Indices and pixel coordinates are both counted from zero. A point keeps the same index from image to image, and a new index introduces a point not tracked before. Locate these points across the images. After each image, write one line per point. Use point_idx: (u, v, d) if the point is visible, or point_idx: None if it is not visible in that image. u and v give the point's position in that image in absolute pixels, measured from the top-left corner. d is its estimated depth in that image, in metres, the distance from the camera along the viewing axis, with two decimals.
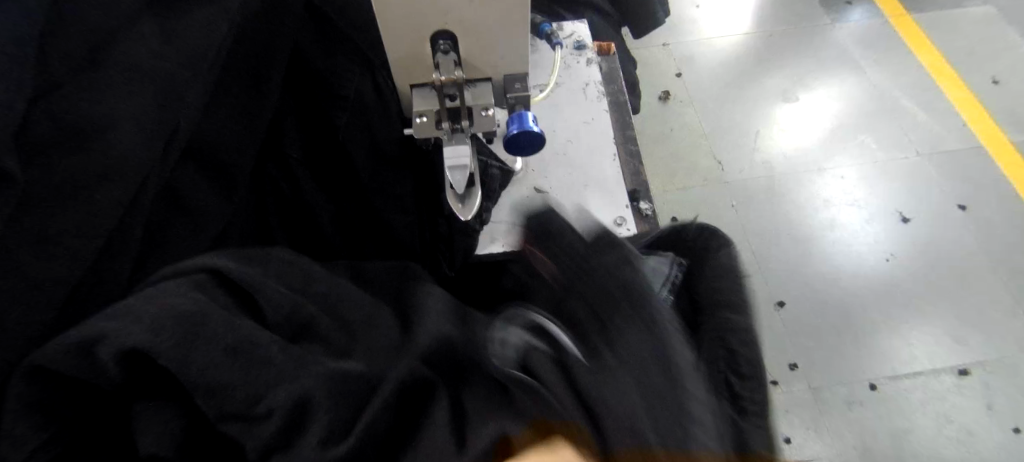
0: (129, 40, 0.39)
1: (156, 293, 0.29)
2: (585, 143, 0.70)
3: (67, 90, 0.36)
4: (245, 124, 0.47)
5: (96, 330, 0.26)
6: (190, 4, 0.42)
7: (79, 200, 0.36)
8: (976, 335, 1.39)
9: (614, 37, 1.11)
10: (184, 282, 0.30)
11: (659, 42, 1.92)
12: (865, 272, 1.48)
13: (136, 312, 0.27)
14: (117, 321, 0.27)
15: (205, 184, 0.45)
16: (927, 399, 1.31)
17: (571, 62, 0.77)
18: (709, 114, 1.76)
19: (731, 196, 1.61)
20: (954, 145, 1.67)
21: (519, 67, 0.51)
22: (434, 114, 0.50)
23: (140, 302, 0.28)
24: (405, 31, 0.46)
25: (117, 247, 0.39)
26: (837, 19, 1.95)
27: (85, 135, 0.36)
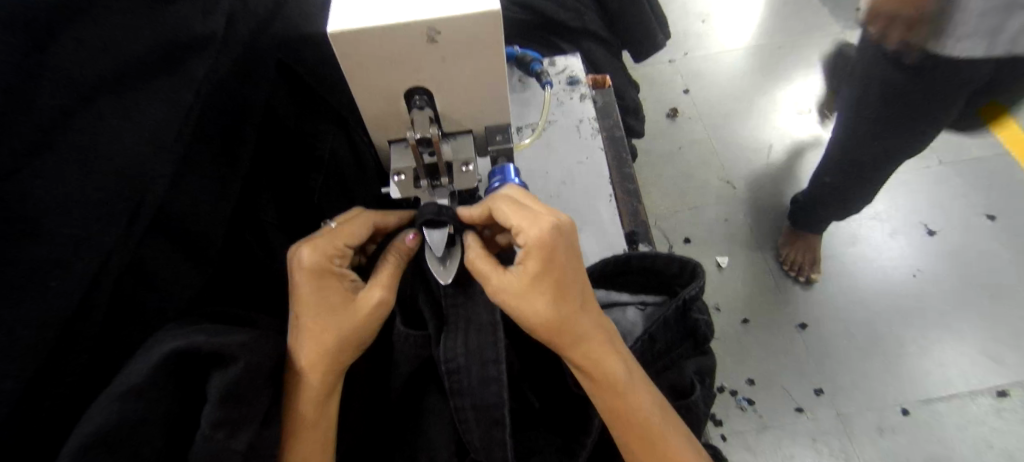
0: (88, 117, 0.37)
1: (141, 355, 0.37)
2: (580, 185, 0.67)
3: (24, 174, 0.34)
4: (217, 190, 0.46)
5: (112, 392, 0.34)
6: (152, 73, 0.41)
7: (31, 290, 0.35)
8: (1015, 353, 1.30)
9: (613, 64, 1.10)
10: (160, 340, 0.38)
11: (665, 59, 1.89)
12: (890, 290, 1.41)
13: (134, 370, 0.35)
14: (126, 377, 0.35)
15: (175, 256, 0.44)
16: (966, 424, 1.23)
17: (564, 98, 0.75)
18: (718, 131, 1.72)
19: (745, 214, 1.56)
20: (979, 151, 1.60)
21: (501, 118, 0.49)
22: (412, 172, 0.48)
23: (134, 364, 0.36)
24: (377, 89, 0.45)
25: (76, 332, 0.37)
26: (849, 27, 1.90)
27: (38, 221, 0.35)
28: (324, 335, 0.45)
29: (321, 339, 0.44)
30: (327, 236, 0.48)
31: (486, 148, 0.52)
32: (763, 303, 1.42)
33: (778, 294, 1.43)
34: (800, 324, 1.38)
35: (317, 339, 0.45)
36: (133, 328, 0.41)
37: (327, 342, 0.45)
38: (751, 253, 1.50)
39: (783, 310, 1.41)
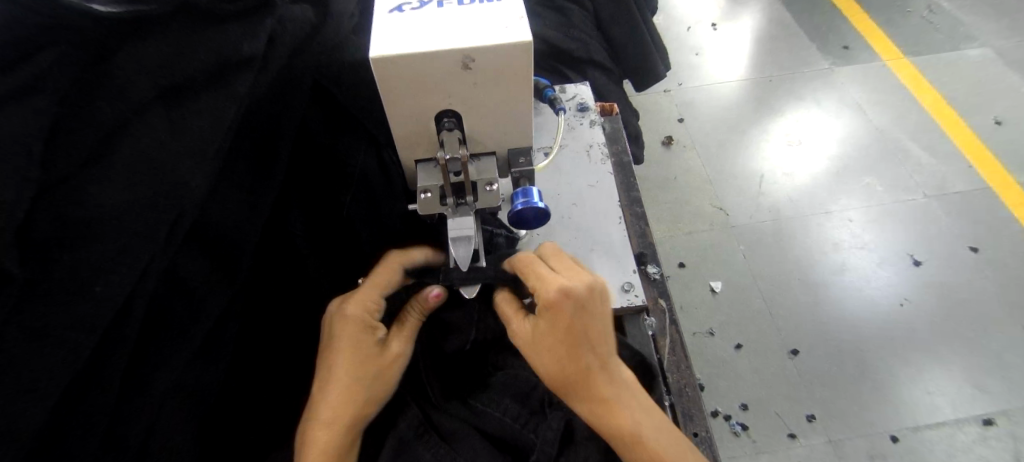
0: (139, 130, 0.39)
1: None
2: (591, 206, 0.70)
3: (75, 182, 0.36)
4: (251, 203, 0.48)
5: None
6: (198, 90, 0.43)
7: (78, 293, 0.36)
8: (1000, 383, 1.33)
9: (616, 92, 1.14)
10: None
11: (661, 89, 1.96)
12: (879, 318, 1.44)
13: None
14: None
15: (207, 267, 0.45)
16: (954, 452, 1.25)
17: (575, 124, 0.78)
18: (711, 158, 1.77)
19: (739, 240, 1.60)
20: (961, 186, 1.66)
21: (524, 141, 0.51)
22: (438, 190, 0.51)
23: None
24: (410, 111, 0.47)
25: (114, 338, 0.38)
26: (836, 63, 1.99)
27: (86, 227, 0.36)
28: (350, 387, 0.48)
29: (347, 388, 0.48)
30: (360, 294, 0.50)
31: (508, 170, 0.54)
32: (756, 327, 1.45)
33: (771, 320, 1.46)
34: (792, 349, 1.41)
35: (343, 388, 0.48)
36: (168, 339, 0.41)
37: (354, 392, 0.48)
38: (744, 278, 1.53)
39: (776, 336, 1.43)
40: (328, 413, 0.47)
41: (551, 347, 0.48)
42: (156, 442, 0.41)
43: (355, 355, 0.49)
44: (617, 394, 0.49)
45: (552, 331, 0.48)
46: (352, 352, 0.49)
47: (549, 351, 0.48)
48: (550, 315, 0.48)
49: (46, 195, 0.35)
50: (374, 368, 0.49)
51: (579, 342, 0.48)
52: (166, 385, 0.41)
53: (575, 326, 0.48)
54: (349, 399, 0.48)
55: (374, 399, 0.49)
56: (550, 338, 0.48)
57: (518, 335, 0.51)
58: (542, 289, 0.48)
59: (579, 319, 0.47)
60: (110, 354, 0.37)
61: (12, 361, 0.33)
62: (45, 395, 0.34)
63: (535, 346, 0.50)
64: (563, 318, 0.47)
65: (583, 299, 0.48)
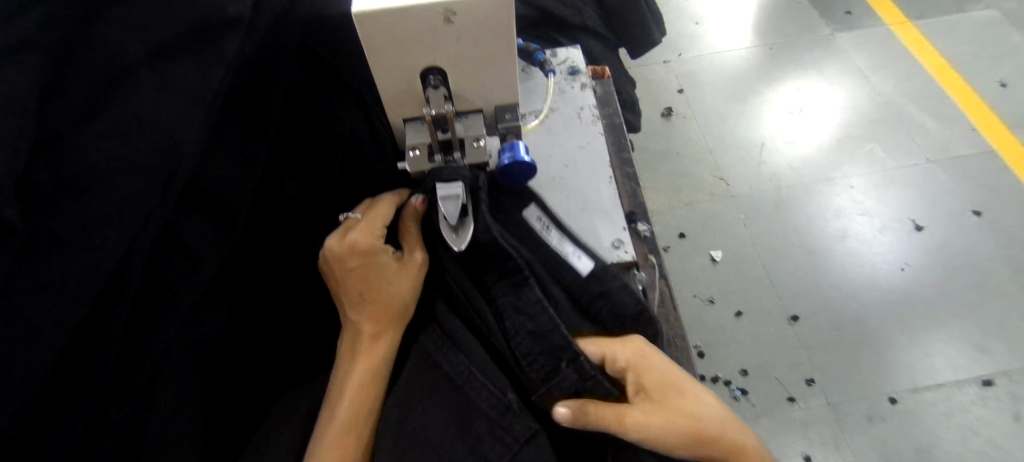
0: (129, 90, 0.40)
1: None
2: (581, 166, 0.71)
3: (69, 139, 0.37)
4: (244, 165, 0.49)
5: None
6: (185, 51, 0.43)
7: (80, 246, 0.37)
8: (1000, 344, 1.35)
9: (611, 59, 1.13)
10: None
11: (660, 59, 1.94)
12: (879, 282, 1.45)
13: None
14: None
15: (204, 226, 0.46)
16: (952, 411, 1.27)
17: (566, 87, 0.78)
18: (711, 129, 1.76)
19: (739, 210, 1.60)
20: (966, 150, 1.65)
21: (509, 98, 0.52)
22: (427, 147, 0.52)
23: None
24: (395, 69, 0.47)
25: (118, 291, 0.40)
26: (839, 29, 1.96)
27: (84, 184, 0.37)
28: (387, 297, 0.51)
29: (386, 300, 0.51)
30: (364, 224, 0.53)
31: (495, 126, 0.54)
32: (756, 295, 1.46)
33: (771, 287, 1.47)
34: (792, 316, 1.42)
35: (383, 300, 0.51)
36: (168, 292, 0.43)
37: (392, 301, 0.51)
38: (744, 247, 1.54)
39: (776, 303, 1.45)
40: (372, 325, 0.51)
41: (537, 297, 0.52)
42: (162, 390, 0.43)
43: (378, 275, 0.51)
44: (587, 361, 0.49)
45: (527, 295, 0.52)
46: (375, 268, 0.51)
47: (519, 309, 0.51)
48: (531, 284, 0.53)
49: (41, 152, 0.36)
50: (403, 277, 0.52)
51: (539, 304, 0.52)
52: (168, 336, 0.43)
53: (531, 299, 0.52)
54: (383, 312, 0.51)
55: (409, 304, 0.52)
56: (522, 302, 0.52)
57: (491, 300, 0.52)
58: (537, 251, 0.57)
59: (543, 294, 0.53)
60: (113, 305, 0.39)
61: (19, 310, 0.35)
62: (50, 343, 0.36)
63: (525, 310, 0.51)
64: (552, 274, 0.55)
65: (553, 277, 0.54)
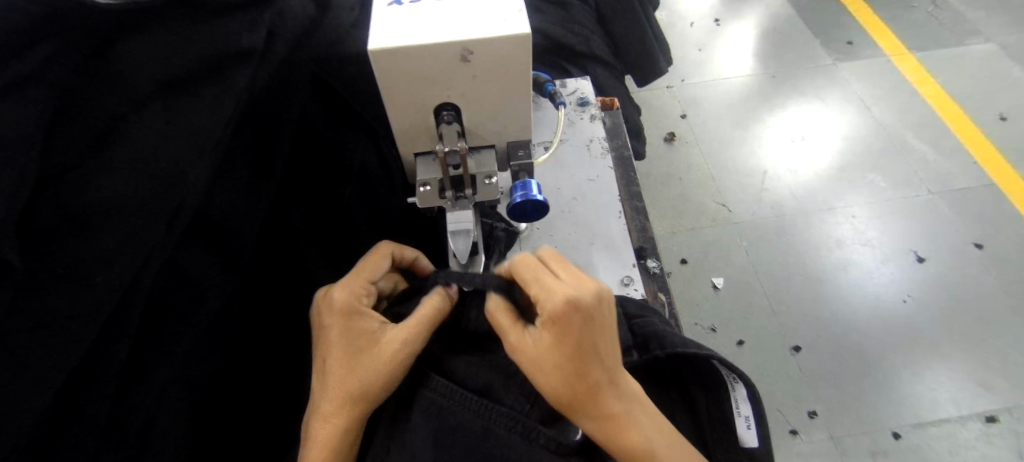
0: (136, 122, 0.39)
1: None
2: (591, 200, 0.70)
3: (75, 173, 0.36)
4: (250, 197, 0.48)
5: None
6: (198, 84, 0.43)
7: (80, 284, 0.36)
8: (1004, 380, 1.33)
9: (618, 88, 1.13)
10: None
11: (663, 84, 1.95)
12: (882, 314, 1.44)
13: None
14: None
15: (206, 260, 0.45)
16: (956, 448, 1.25)
17: (575, 118, 0.78)
18: (714, 155, 1.76)
19: (741, 237, 1.59)
20: (966, 182, 1.66)
21: (523, 135, 0.52)
22: (438, 183, 0.51)
23: None
24: (408, 106, 0.47)
25: (117, 329, 0.38)
26: (840, 59, 1.98)
27: (87, 219, 0.36)
28: (350, 375, 0.45)
29: (346, 379, 0.45)
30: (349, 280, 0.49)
31: (507, 163, 0.54)
32: (759, 324, 1.45)
33: (774, 316, 1.46)
34: (794, 346, 1.40)
35: (345, 380, 0.45)
36: (169, 328, 0.41)
37: (355, 382, 0.45)
38: (746, 274, 1.53)
39: (778, 333, 1.43)
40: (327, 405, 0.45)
41: (559, 363, 0.42)
42: (158, 434, 0.41)
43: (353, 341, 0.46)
44: (632, 412, 0.44)
45: (551, 342, 0.43)
46: (348, 334, 0.47)
47: (548, 368, 0.43)
48: (551, 328, 0.42)
49: (45, 186, 0.34)
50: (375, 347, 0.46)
51: (573, 353, 0.42)
52: (169, 373, 0.41)
53: (538, 363, 0.43)
54: (342, 395, 0.45)
55: (381, 389, 0.45)
56: (548, 350, 0.43)
57: (516, 350, 0.44)
58: (546, 301, 0.43)
59: (581, 339, 0.42)
60: (112, 345, 0.38)
61: (13, 350, 0.33)
62: (46, 384, 0.34)
63: (542, 363, 0.43)
64: (567, 332, 0.42)
65: (596, 311, 0.43)
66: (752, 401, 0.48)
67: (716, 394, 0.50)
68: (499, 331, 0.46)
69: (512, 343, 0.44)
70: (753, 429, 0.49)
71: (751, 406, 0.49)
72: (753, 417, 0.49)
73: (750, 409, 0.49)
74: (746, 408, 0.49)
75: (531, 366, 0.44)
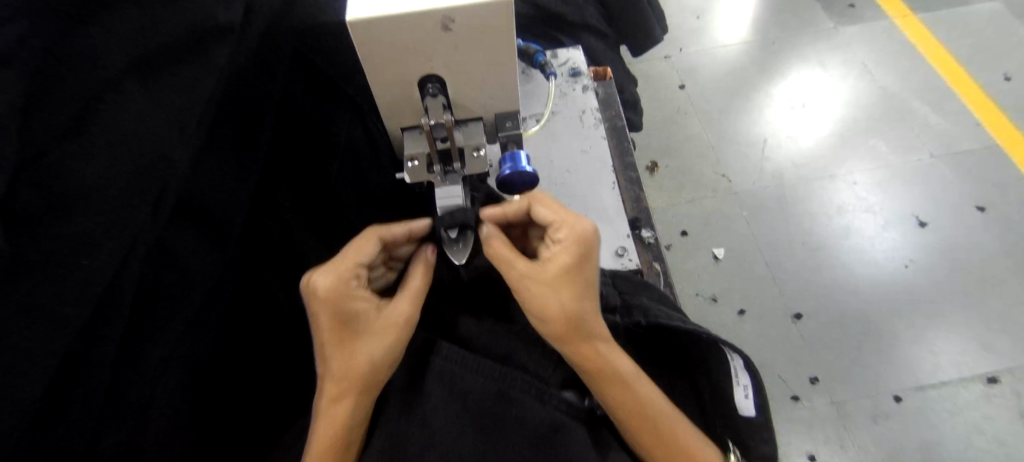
0: (115, 103, 0.38)
1: None
2: (584, 172, 0.69)
3: (55, 156, 0.35)
4: (236, 176, 0.48)
5: None
6: (174, 62, 0.42)
7: (68, 267, 0.36)
8: (1004, 341, 1.34)
9: (612, 58, 1.11)
10: None
11: (661, 55, 1.91)
12: (883, 280, 1.44)
13: None
14: None
15: (195, 241, 0.45)
16: (956, 409, 1.26)
17: (567, 89, 0.76)
18: (713, 125, 1.74)
19: (742, 208, 1.58)
20: (969, 145, 1.63)
21: (510, 105, 0.51)
22: (426, 158, 0.50)
23: None
24: (393, 79, 0.46)
25: (109, 312, 0.38)
26: (841, 22, 1.93)
27: (69, 201, 0.36)
28: (354, 358, 0.46)
29: (350, 362, 0.45)
30: (335, 261, 0.46)
31: (496, 135, 0.53)
32: (760, 294, 1.45)
33: (775, 285, 1.46)
34: (795, 314, 1.41)
35: (348, 362, 0.46)
36: (162, 311, 0.42)
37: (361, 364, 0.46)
38: (748, 244, 1.52)
39: (780, 302, 1.43)
40: (334, 390, 0.46)
41: (564, 285, 0.48)
42: (159, 413, 0.42)
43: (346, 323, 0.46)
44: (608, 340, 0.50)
45: (562, 267, 0.48)
46: (340, 318, 0.46)
47: (559, 292, 0.47)
48: (569, 254, 0.48)
49: (24, 171, 0.34)
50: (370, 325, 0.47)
51: (575, 277, 0.48)
52: (164, 353, 0.42)
53: (537, 284, 0.48)
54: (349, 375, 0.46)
55: (383, 368, 0.46)
56: (557, 279, 0.48)
57: (528, 277, 0.48)
58: (573, 224, 0.49)
59: (584, 269, 0.49)
60: (104, 327, 0.38)
61: (8, 336, 0.33)
62: (43, 368, 0.34)
63: (552, 287, 0.47)
64: (583, 256, 0.49)
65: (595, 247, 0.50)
66: (751, 371, 0.49)
67: (715, 366, 0.51)
68: (506, 261, 0.48)
69: (522, 271, 0.48)
70: (751, 399, 0.49)
71: (750, 376, 0.49)
72: (752, 386, 0.49)
73: (748, 379, 0.49)
74: (744, 379, 0.49)
75: (537, 289, 0.47)
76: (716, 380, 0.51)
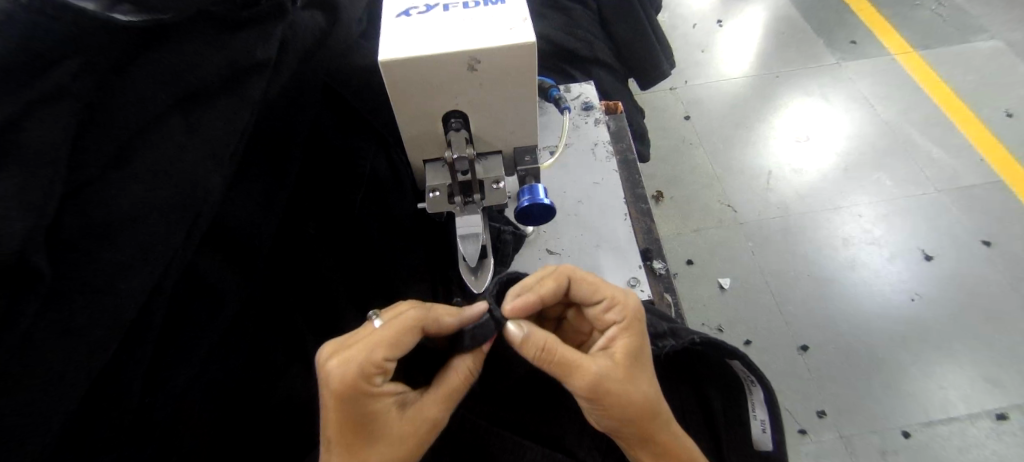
0: (157, 135, 0.40)
1: None
2: (597, 203, 0.71)
3: (99, 185, 0.37)
4: (266, 204, 0.50)
5: None
6: (213, 96, 0.44)
7: (105, 291, 0.37)
8: (1012, 377, 1.33)
9: (622, 91, 1.14)
10: None
11: (667, 86, 1.96)
12: (890, 313, 1.44)
13: None
14: None
15: (224, 266, 0.46)
16: (967, 446, 1.25)
17: (580, 122, 0.79)
18: (718, 156, 1.77)
19: (747, 237, 1.59)
20: (972, 180, 1.65)
21: (529, 140, 0.53)
22: (447, 189, 0.52)
23: None
24: (418, 114, 0.48)
25: (139, 335, 0.39)
26: (844, 58, 1.98)
27: (109, 228, 0.37)
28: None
29: None
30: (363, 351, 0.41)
31: (514, 168, 0.56)
32: (766, 324, 1.45)
33: (781, 315, 1.46)
34: (802, 346, 1.40)
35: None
36: (188, 336, 0.43)
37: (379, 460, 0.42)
38: (753, 274, 1.53)
39: (786, 333, 1.43)
40: None
41: (636, 373, 0.44)
42: (177, 436, 0.43)
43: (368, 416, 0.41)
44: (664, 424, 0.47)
45: (626, 355, 0.45)
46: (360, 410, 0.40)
47: (635, 379, 0.44)
48: (624, 339, 0.45)
49: (70, 198, 0.36)
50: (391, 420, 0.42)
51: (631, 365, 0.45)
52: (187, 377, 0.42)
53: (613, 379, 0.43)
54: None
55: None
56: (625, 367, 0.44)
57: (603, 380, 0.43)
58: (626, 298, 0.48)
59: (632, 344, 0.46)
60: (133, 350, 0.39)
61: (45, 357, 0.34)
62: (73, 389, 0.35)
63: (625, 379, 0.43)
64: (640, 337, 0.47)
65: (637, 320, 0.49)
66: (769, 403, 0.48)
67: (733, 395, 0.51)
68: (576, 361, 0.43)
69: (598, 366, 0.43)
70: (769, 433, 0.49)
71: (768, 409, 0.48)
72: (769, 419, 0.49)
73: (767, 413, 0.49)
74: (762, 411, 0.48)
75: (617, 386, 0.43)
76: (733, 407, 0.51)
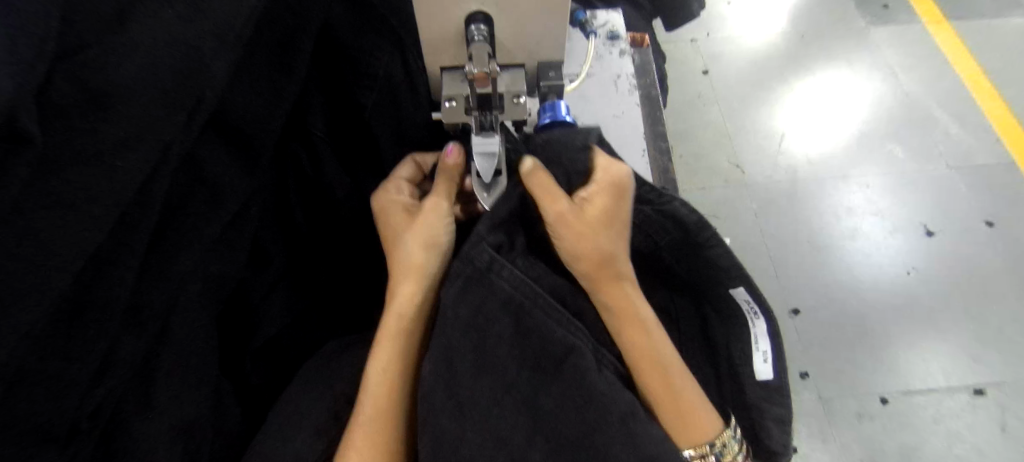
0: (155, 2, 0.37)
1: None
2: (615, 137, 0.68)
3: (94, 50, 0.34)
4: (270, 99, 0.47)
5: None
6: None
7: (101, 167, 0.34)
8: (995, 355, 1.35)
9: (646, 30, 1.08)
10: None
11: (688, 37, 1.87)
12: (885, 284, 1.44)
13: None
14: None
15: (226, 157, 0.44)
16: (940, 416, 1.28)
17: (604, 52, 0.74)
18: (733, 115, 1.71)
19: (752, 199, 1.57)
20: (985, 159, 1.62)
21: (555, 54, 0.50)
22: (465, 100, 0.50)
23: None
24: (443, 13, 0.44)
25: (134, 217, 0.37)
26: (873, 22, 1.89)
27: (105, 99, 0.34)
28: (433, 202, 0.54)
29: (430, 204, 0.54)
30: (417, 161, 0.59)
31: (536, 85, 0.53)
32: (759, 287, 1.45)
33: (776, 278, 1.46)
34: (793, 309, 1.42)
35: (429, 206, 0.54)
36: (188, 225, 0.41)
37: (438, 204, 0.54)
38: (754, 237, 1.52)
39: (778, 295, 1.44)
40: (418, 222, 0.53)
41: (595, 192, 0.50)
42: (175, 328, 0.42)
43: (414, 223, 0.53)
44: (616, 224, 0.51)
45: (597, 215, 0.49)
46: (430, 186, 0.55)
47: (594, 235, 0.49)
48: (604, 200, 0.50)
49: (59, 63, 0.33)
50: (427, 222, 0.52)
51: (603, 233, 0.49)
52: (184, 270, 0.41)
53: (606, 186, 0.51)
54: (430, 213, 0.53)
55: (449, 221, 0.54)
56: (593, 222, 0.49)
57: (563, 217, 0.49)
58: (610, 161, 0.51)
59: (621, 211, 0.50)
60: (130, 233, 0.37)
61: (34, 228, 0.32)
62: (65, 266, 0.33)
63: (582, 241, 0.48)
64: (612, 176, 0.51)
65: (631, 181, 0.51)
66: (772, 334, 0.51)
67: (738, 328, 0.52)
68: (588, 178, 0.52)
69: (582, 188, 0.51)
70: (769, 363, 0.51)
71: (770, 341, 0.51)
72: (771, 352, 0.51)
73: (769, 345, 0.51)
74: (766, 344, 0.51)
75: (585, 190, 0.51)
76: (738, 342, 0.52)
